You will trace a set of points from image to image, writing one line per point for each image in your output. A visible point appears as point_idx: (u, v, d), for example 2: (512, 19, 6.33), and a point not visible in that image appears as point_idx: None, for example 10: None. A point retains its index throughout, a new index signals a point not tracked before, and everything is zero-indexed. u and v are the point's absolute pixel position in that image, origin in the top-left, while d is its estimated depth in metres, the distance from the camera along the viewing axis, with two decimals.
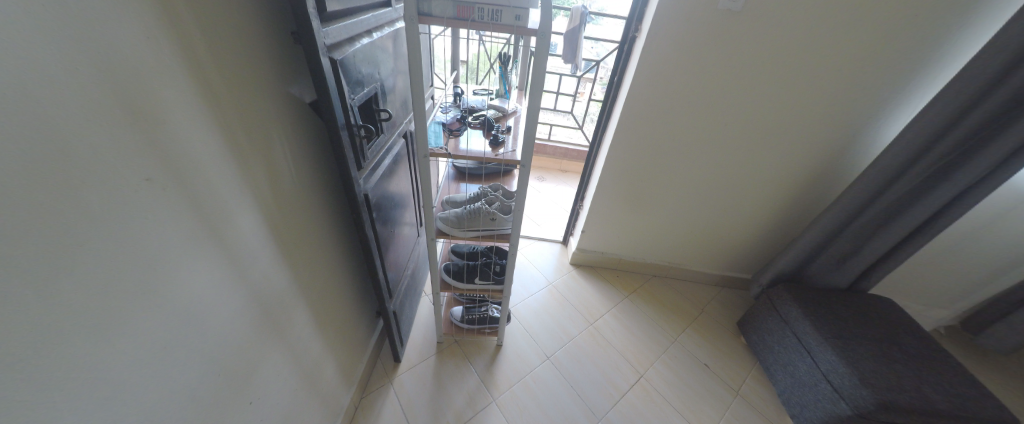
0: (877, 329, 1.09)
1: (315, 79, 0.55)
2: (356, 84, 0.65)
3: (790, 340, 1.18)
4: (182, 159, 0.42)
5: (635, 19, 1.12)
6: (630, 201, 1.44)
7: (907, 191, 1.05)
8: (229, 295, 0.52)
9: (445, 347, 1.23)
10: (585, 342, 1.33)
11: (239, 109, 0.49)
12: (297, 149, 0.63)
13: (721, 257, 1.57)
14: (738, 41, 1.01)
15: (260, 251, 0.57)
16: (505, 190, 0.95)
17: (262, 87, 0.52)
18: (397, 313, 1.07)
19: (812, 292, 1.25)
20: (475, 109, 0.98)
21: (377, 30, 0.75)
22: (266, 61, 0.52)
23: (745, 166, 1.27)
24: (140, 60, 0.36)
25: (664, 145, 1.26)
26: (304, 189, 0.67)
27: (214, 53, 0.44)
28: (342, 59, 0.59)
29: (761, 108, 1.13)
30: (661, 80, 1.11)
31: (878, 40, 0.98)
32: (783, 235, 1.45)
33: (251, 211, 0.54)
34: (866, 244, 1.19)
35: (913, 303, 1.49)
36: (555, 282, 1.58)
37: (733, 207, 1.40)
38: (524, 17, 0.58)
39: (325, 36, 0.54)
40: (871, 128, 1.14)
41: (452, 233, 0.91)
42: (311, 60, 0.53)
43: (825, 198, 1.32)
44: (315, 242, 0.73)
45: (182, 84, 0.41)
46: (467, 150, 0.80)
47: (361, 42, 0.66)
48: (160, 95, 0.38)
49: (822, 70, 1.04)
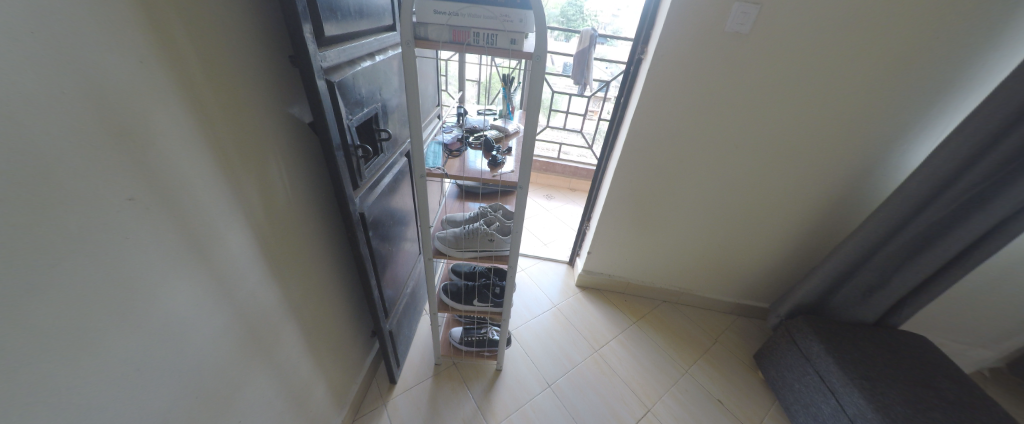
0: (910, 371, 1.00)
1: (312, 101, 0.55)
2: (356, 104, 0.66)
3: (811, 378, 1.10)
4: (166, 173, 0.42)
5: (640, 41, 1.12)
6: (639, 224, 1.40)
7: (938, 219, 0.98)
8: (211, 312, 0.51)
9: (442, 370, 1.20)
10: (589, 370, 1.27)
11: (232, 124, 0.50)
12: (293, 164, 0.63)
13: (735, 284, 1.50)
14: (747, 63, 0.99)
15: (250, 271, 0.57)
16: (506, 210, 0.93)
17: (258, 104, 0.53)
18: (393, 332, 1.05)
19: (835, 326, 1.16)
20: (477, 129, 0.98)
21: (380, 53, 0.76)
22: (264, 84, 0.54)
23: (759, 189, 1.22)
24: (132, 85, 0.37)
25: (672, 166, 1.22)
26: (298, 205, 0.66)
27: (208, 70, 0.45)
28: (340, 81, 0.59)
29: (774, 129, 1.09)
30: (668, 102, 1.09)
31: (895, 61, 0.94)
32: (802, 262, 1.37)
33: (242, 230, 0.54)
34: (893, 275, 1.11)
35: (949, 342, 1.37)
36: (559, 304, 1.53)
37: (747, 232, 1.34)
38: (520, 41, 0.58)
39: (322, 59, 0.55)
40: (894, 153, 1.08)
41: (450, 253, 0.89)
42: (307, 82, 0.54)
43: (847, 225, 1.25)
44: (309, 259, 0.73)
45: (172, 107, 0.41)
46: (466, 170, 0.79)
47: (363, 65, 0.67)
48: (148, 115, 0.39)
49: (837, 92, 1.00)
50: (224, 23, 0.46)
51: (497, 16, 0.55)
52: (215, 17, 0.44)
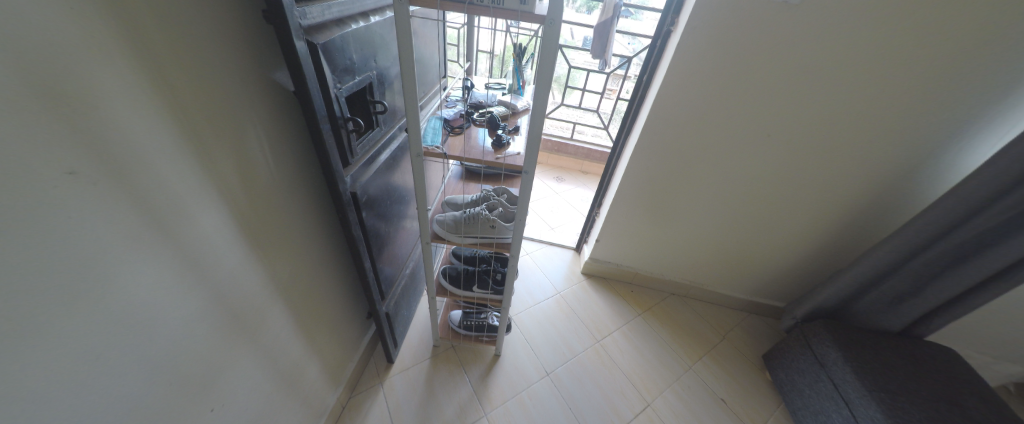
0: (935, 386, 0.94)
1: (291, 66, 0.49)
2: (344, 72, 0.59)
3: (824, 385, 1.04)
4: (116, 145, 0.37)
5: (671, 11, 0.99)
6: (653, 213, 1.32)
7: (990, 227, 0.88)
8: (185, 296, 0.47)
9: (440, 352, 1.19)
10: (590, 360, 1.24)
11: (196, 88, 0.43)
12: (274, 137, 0.57)
13: (750, 280, 1.42)
14: (792, 41, 0.87)
15: (229, 253, 0.53)
16: (510, 195, 0.86)
17: (228, 66, 0.47)
18: (390, 314, 1.03)
19: (856, 333, 1.09)
20: (483, 105, 0.90)
21: (376, 13, 0.68)
22: (236, 46, 0.47)
23: (788, 183, 1.12)
24: (67, 41, 0.31)
25: (694, 154, 1.13)
26: (282, 181, 0.61)
27: (160, 22, 0.38)
28: (325, 44, 0.52)
29: (813, 118, 0.98)
30: (697, 82, 0.98)
31: (970, 42, 0.81)
32: (826, 263, 1.28)
33: (216, 209, 0.50)
34: (930, 284, 1.02)
35: (977, 354, 1.28)
36: (563, 291, 1.49)
37: (768, 227, 1.25)
38: (531, 1, 0.48)
39: (301, 16, 0.47)
40: (949, 149, 0.96)
41: (448, 238, 0.84)
42: (284, 43, 0.47)
43: (883, 226, 1.14)
44: (297, 240, 0.68)
45: (121, 68, 0.36)
46: (467, 150, 0.72)
47: (353, 26, 0.59)
48: (91, 77, 0.33)
49: (895, 77, 0.88)
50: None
51: None
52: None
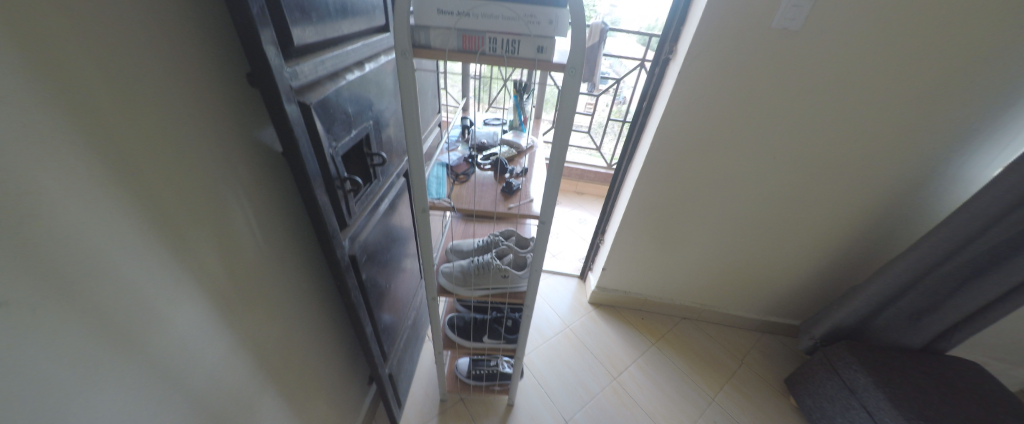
0: (972, 408, 0.90)
1: (282, 131, 0.43)
2: (340, 128, 0.53)
3: (857, 412, 1.00)
4: (74, 252, 0.30)
5: (668, 39, 0.97)
6: (659, 239, 1.28)
7: (1005, 240, 0.87)
8: (160, 412, 0.39)
9: (448, 407, 1.09)
10: (609, 401, 1.16)
11: (168, 166, 0.36)
12: (260, 205, 0.50)
13: (761, 300, 1.39)
14: (794, 65, 0.87)
15: (213, 347, 0.46)
16: (519, 237, 0.79)
17: (205, 134, 0.40)
18: (393, 373, 0.94)
19: (880, 353, 1.06)
20: (486, 146, 0.86)
21: (370, 60, 0.63)
22: (215, 113, 0.41)
23: (793, 203, 1.11)
24: (11, 139, 0.25)
25: (700, 179, 1.11)
26: (271, 252, 0.54)
27: (122, 96, 0.31)
28: (318, 103, 0.46)
29: (816, 138, 0.98)
30: (700, 108, 0.97)
31: (966, 60, 0.82)
32: (837, 278, 1.26)
33: (198, 301, 0.42)
34: (948, 298, 1.00)
35: (994, 362, 1.27)
36: (571, 324, 1.42)
37: (777, 247, 1.22)
38: (549, 49, 0.44)
39: (293, 76, 0.42)
40: (950, 162, 0.97)
41: (456, 291, 0.77)
42: (273, 106, 0.41)
43: (892, 239, 1.13)
44: (288, 314, 0.60)
45: (81, 162, 0.29)
46: (475, 200, 0.67)
47: (348, 78, 0.54)
48: (42, 178, 0.27)
49: (896, 96, 0.88)
50: (136, 25, 0.32)
51: (519, 16, 0.41)
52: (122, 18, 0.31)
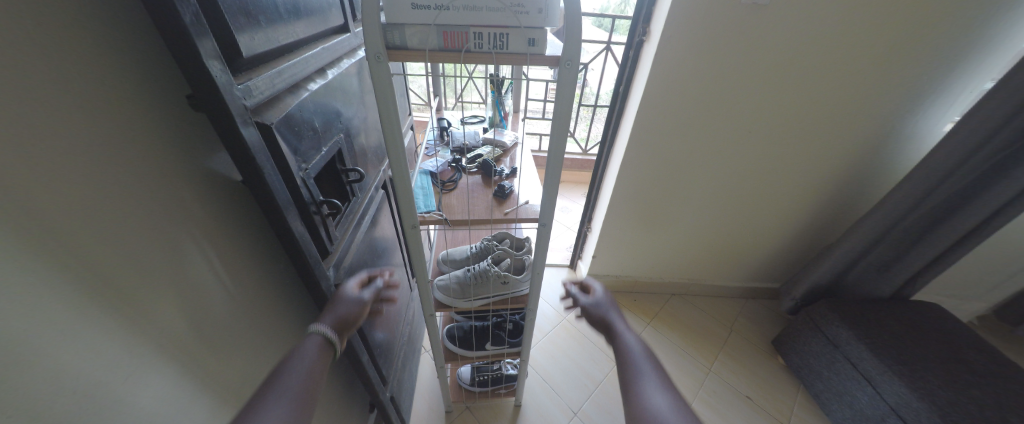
0: (940, 345, 0.98)
1: (242, 160, 0.36)
2: (309, 146, 0.47)
3: (842, 364, 1.06)
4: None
5: (640, 20, 0.95)
6: (645, 221, 1.29)
7: (957, 190, 0.94)
8: None
9: (455, 417, 1.06)
10: (614, 387, 1.17)
11: (99, 220, 0.29)
12: (225, 246, 0.43)
13: (744, 268, 1.45)
14: (764, 39, 0.87)
15: (191, 416, 0.39)
16: (513, 239, 0.77)
17: (144, 174, 0.33)
18: (394, 395, 0.89)
19: (856, 306, 1.13)
20: (468, 147, 0.82)
21: (331, 66, 0.56)
22: (156, 148, 0.34)
23: (769, 174, 1.15)
24: None
25: (681, 158, 1.11)
26: (244, 296, 0.47)
27: (26, 144, 0.24)
28: (280, 121, 0.40)
29: (788, 110, 1.00)
30: (677, 88, 0.96)
31: (919, 24, 0.85)
32: (810, 240, 1.33)
33: (165, 369, 0.36)
34: (911, 248, 1.08)
35: (948, 298, 1.39)
36: (567, 315, 1.42)
37: (756, 216, 1.27)
38: (540, 41, 0.40)
39: (246, 93, 0.35)
40: (906, 122, 1.02)
41: (455, 304, 0.73)
42: (226, 132, 0.34)
43: (858, 199, 1.20)
44: (272, 358, 0.54)
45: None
46: (468, 208, 0.63)
47: (309, 89, 0.47)
48: None
49: (858, 63, 0.91)
50: (33, 50, 0.25)
51: (506, 7, 0.37)
52: (11, 41, 0.23)
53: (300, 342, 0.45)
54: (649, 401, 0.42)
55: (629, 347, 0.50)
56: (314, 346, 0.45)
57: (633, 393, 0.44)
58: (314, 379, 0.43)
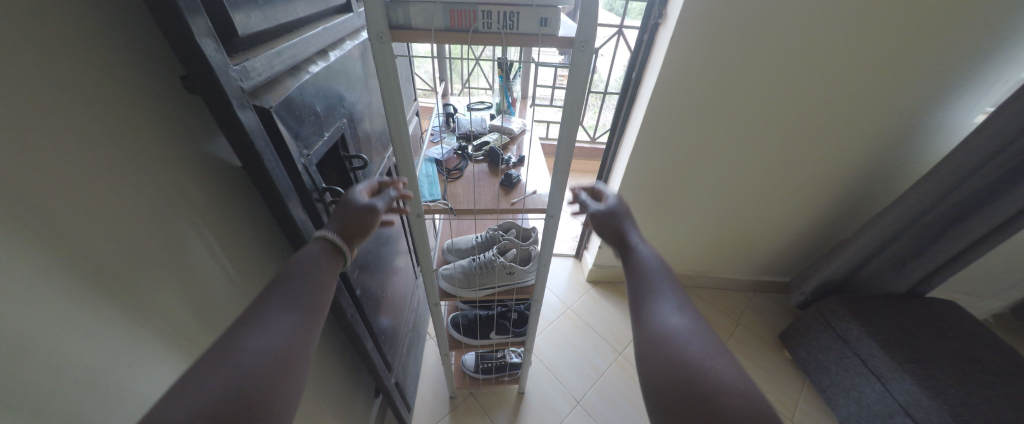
0: (954, 344, 0.95)
1: (240, 145, 0.35)
2: (310, 132, 0.45)
3: (851, 361, 1.05)
4: None
5: (656, 2, 0.90)
6: (654, 212, 1.27)
7: (986, 185, 0.90)
8: None
9: (459, 403, 1.07)
10: (617, 377, 1.17)
11: (96, 208, 0.28)
12: (227, 234, 0.43)
13: (753, 261, 1.42)
14: (789, 22, 0.82)
15: None
16: (519, 229, 0.76)
17: (143, 160, 0.32)
18: (399, 382, 0.90)
19: (868, 302, 1.11)
20: (474, 134, 0.80)
21: (333, 48, 0.53)
22: (154, 134, 0.33)
23: (784, 166, 1.11)
24: None
25: (694, 148, 1.08)
26: (247, 285, 0.47)
27: (11, 129, 0.23)
28: (279, 105, 0.38)
29: (809, 98, 0.95)
30: (693, 74, 0.92)
31: (958, 6, 0.79)
32: (823, 234, 1.30)
33: (168, 358, 0.36)
34: (931, 245, 1.04)
35: (964, 296, 1.36)
36: (571, 305, 1.42)
37: (769, 209, 1.23)
38: (553, 21, 0.38)
39: (243, 75, 0.33)
40: (934, 111, 0.97)
41: (460, 293, 0.73)
42: (223, 116, 0.33)
43: (877, 192, 1.16)
44: None
45: None
46: (474, 197, 0.61)
47: (310, 72, 0.45)
48: None
49: (889, 48, 0.86)
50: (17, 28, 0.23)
51: None
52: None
53: (305, 247, 0.42)
54: (665, 318, 0.40)
55: (645, 258, 0.47)
56: (318, 250, 0.42)
57: (651, 310, 0.42)
58: (320, 287, 0.39)
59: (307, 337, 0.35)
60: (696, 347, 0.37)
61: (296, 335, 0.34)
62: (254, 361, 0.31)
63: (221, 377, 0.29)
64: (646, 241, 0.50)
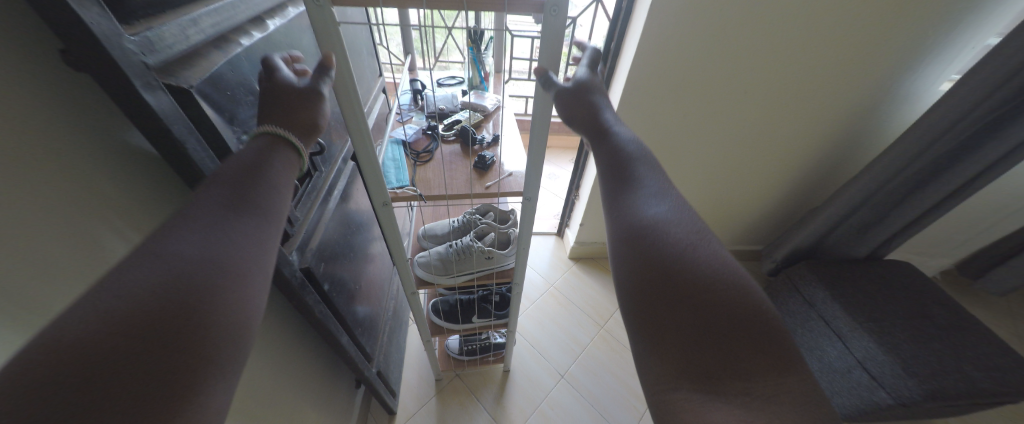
0: (908, 303, 1.02)
1: (154, 132, 0.30)
2: (247, 116, 0.39)
3: (815, 322, 1.10)
4: None
5: None
6: None
7: (944, 153, 0.93)
8: None
9: (445, 385, 1.08)
10: (599, 349, 1.20)
11: None
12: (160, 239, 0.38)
13: (728, 232, 1.47)
14: None
15: None
16: (497, 212, 0.73)
17: (24, 161, 0.26)
18: (382, 371, 0.88)
19: (833, 267, 1.17)
20: (445, 112, 0.74)
21: (270, 15, 0.46)
22: (40, 130, 0.27)
23: (760, 137, 1.11)
24: None
25: (673, 121, 1.06)
26: None
27: None
28: (201, 84, 0.33)
29: (787, 67, 0.93)
30: (672, 45, 0.88)
31: None
32: (793, 204, 1.35)
33: None
34: (892, 211, 1.09)
35: (917, 256, 1.45)
36: (554, 282, 1.43)
37: (743, 181, 1.26)
38: None
39: (143, 47, 0.28)
40: (904, 80, 0.98)
41: (437, 281, 0.70)
42: (125, 99, 0.27)
43: (844, 162, 1.20)
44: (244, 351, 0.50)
45: None
46: (445, 182, 0.57)
47: (241, 44, 0.39)
48: None
49: (866, 16, 0.84)
50: None
51: None
52: None
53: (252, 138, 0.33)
54: (648, 209, 0.37)
55: (628, 149, 0.42)
56: (265, 145, 0.33)
57: (630, 202, 0.38)
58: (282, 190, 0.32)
59: (263, 246, 0.28)
60: (679, 233, 0.35)
61: (253, 238, 0.28)
62: (193, 257, 0.24)
63: (154, 272, 0.23)
64: (623, 124, 0.47)
